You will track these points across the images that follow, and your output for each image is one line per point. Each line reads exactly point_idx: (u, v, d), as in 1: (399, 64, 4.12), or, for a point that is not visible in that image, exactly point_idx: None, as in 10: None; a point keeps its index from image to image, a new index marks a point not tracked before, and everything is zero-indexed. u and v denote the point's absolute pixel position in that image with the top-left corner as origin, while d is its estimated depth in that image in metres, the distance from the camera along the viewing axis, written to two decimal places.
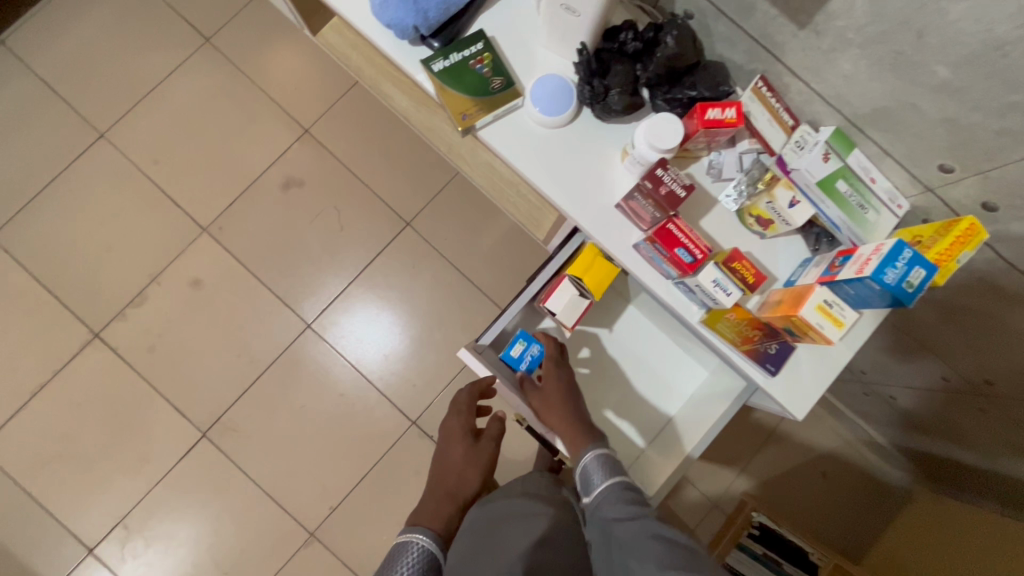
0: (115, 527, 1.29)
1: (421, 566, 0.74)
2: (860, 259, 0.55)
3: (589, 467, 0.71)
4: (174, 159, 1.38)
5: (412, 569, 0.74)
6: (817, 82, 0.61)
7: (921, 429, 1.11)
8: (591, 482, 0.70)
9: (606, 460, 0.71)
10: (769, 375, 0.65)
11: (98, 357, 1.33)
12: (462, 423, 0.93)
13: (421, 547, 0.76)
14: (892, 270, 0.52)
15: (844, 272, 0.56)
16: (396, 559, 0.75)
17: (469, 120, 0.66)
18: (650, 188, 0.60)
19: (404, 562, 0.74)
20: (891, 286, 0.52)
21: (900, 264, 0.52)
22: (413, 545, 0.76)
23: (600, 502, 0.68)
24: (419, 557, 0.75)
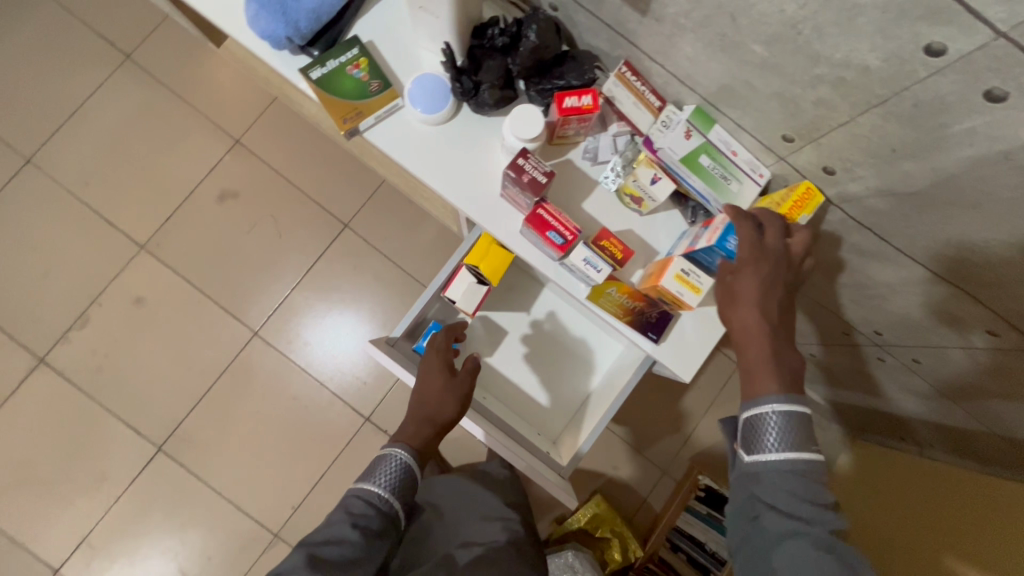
0: (79, 547, 1.31)
1: (398, 480, 0.70)
2: (711, 229, 0.61)
3: (768, 423, 0.51)
4: (104, 180, 1.38)
5: (390, 480, 0.70)
6: (670, 65, 0.64)
7: (840, 382, 1.17)
8: (764, 442, 0.51)
9: (799, 419, 0.51)
10: (654, 342, 0.69)
11: (46, 381, 1.33)
12: (435, 361, 0.78)
13: (400, 461, 0.71)
14: (733, 238, 0.58)
15: (699, 243, 0.62)
16: (375, 467, 0.71)
17: (351, 124, 0.69)
18: (513, 177, 0.61)
19: (381, 475, 0.70)
20: (732, 252, 0.58)
21: (739, 233, 0.58)
22: (393, 458, 0.71)
23: (776, 472, 0.50)
24: (397, 471, 0.71)
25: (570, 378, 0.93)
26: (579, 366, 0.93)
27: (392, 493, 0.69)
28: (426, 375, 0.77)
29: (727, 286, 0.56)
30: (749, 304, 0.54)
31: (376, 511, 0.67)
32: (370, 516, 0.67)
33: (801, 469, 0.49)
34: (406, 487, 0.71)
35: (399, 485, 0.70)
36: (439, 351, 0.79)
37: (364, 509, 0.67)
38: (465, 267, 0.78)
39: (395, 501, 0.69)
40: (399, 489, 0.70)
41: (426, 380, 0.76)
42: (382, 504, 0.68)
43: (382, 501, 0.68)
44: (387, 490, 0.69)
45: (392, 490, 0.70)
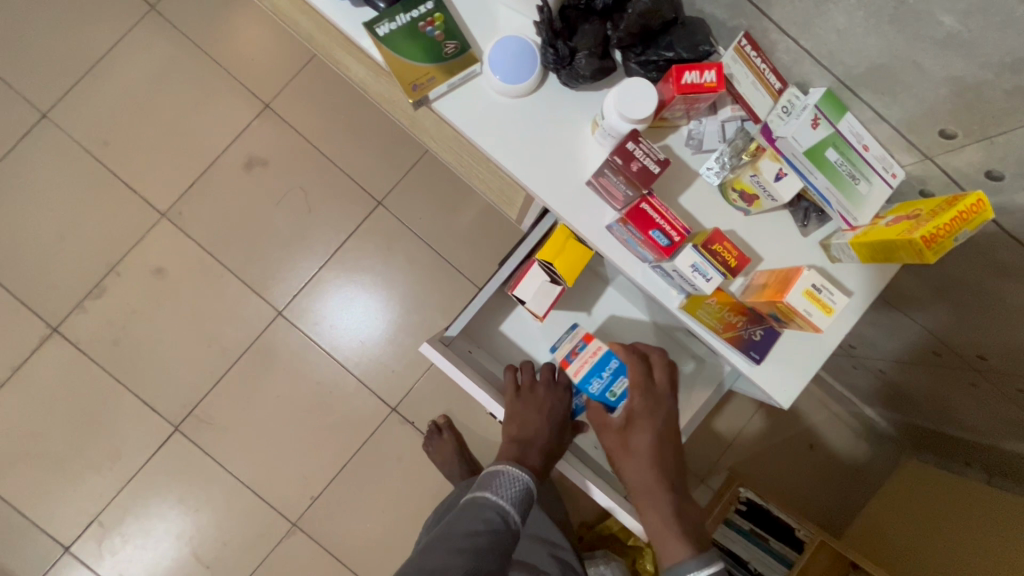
0: (90, 525, 1.26)
1: (518, 495, 0.72)
2: (584, 360, 0.74)
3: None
4: (125, 140, 1.28)
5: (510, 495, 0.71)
6: (806, 38, 0.54)
7: (911, 402, 1.08)
8: None
9: None
10: (754, 363, 0.60)
11: (59, 352, 1.26)
12: (562, 399, 0.76)
13: (521, 480, 0.72)
14: (598, 381, 0.73)
15: (574, 362, 0.75)
16: (494, 481, 0.72)
17: (421, 91, 0.59)
18: (620, 164, 0.53)
19: (501, 488, 0.71)
20: (597, 393, 0.73)
21: (605, 375, 0.72)
22: (514, 476, 0.72)
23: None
24: (515, 487, 0.72)
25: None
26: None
27: (513, 506, 0.70)
28: (550, 408, 0.75)
29: (625, 438, 0.67)
30: (642, 463, 0.66)
31: (499, 520, 0.68)
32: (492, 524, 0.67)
33: None
34: (524, 503, 0.72)
35: (520, 501, 0.71)
36: (560, 387, 0.76)
37: (489, 517, 0.68)
38: (537, 263, 0.71)
39: (517, 514, 0.70)
40: (520, 503, 0.72)
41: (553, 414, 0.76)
42: (505, 516, 0.69)
43: (505, 513, 0.69)
44: (510, 503, 0.70)
45: (512, 502, 0.71)
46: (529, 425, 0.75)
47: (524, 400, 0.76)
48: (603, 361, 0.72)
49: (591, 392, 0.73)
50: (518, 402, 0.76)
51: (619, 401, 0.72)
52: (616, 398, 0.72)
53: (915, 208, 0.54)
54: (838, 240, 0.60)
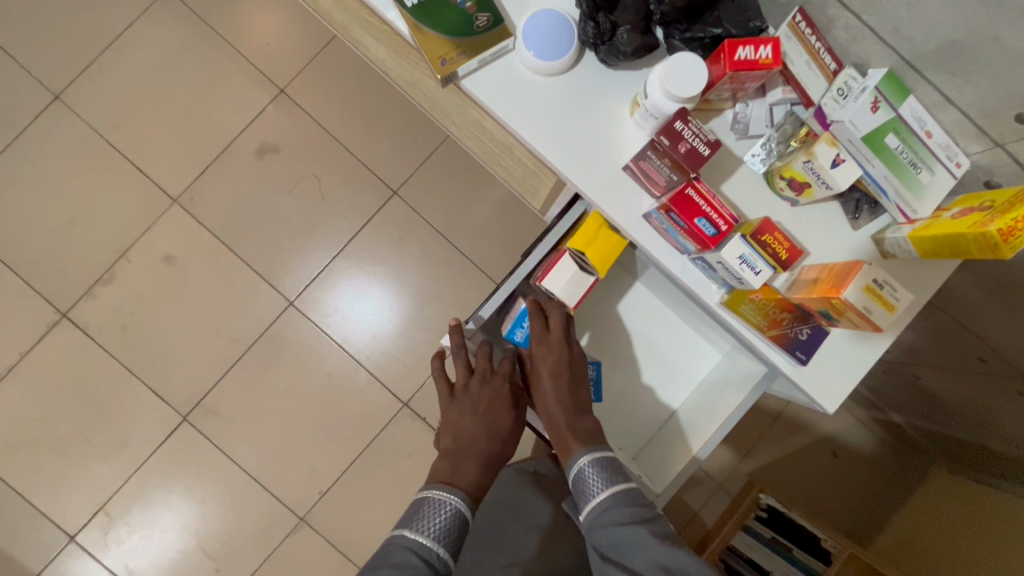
0: (96, 514, 1.24)
1: (449, 531, 0.60)
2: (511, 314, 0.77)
3: (585, 475, 0.60)
4: (138, 123, 1.26)
5: (438, 530, 0.60)
6: (870, 14, 0.51)
7: (945, 410, 1.02)
8: (589, 491, 0.59)
9: (607, 463, 0.61)
10: (799, 363, 0.56)
11: (68, 337, 1.24)
12: (496, 394, 0.72)
13: (452, 506, 0.62)
14: (520, 330, 0.74)
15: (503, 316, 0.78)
16: (420, 513, 0.61)
17: (449, 66, 0.55)
18: (667, 146, 0.50)
19: (429, 523, 0.60)
20: (520, 341, 0.74)
21: (526, 326, 0.74)
22: (443, 503, 0.62)
23: (603, 514, 0.57)
24: (445, 519, 0.61)
25: (651, 398, 0.84)
26: (661, 388, 0.84)
27: (443, 545, 0.59)
28: (484, 408, 0.71)
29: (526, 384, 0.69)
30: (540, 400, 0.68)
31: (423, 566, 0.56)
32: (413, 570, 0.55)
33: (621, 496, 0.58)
34: (457, 543, 0.61)
35: (449, 535, 0.60)
36: (496, 380, 0.73)
37: (411, 562, 0.56)
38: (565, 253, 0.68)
39: (447, 554, 0.59)
40: (449, 538, 0.60)
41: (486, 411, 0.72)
42: (431, 558, 0.58)
43: (433, 555, 0.58)
44: (438, 542, 0.59)
45: (440, 541, 0.59)
46: (463, 426, 0.71)
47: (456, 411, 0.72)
48: (522, 314, 0.74)
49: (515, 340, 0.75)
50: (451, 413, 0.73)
51: None
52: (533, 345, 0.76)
53: (986, 199, 0.50)
54: (894, 234, 0.55)
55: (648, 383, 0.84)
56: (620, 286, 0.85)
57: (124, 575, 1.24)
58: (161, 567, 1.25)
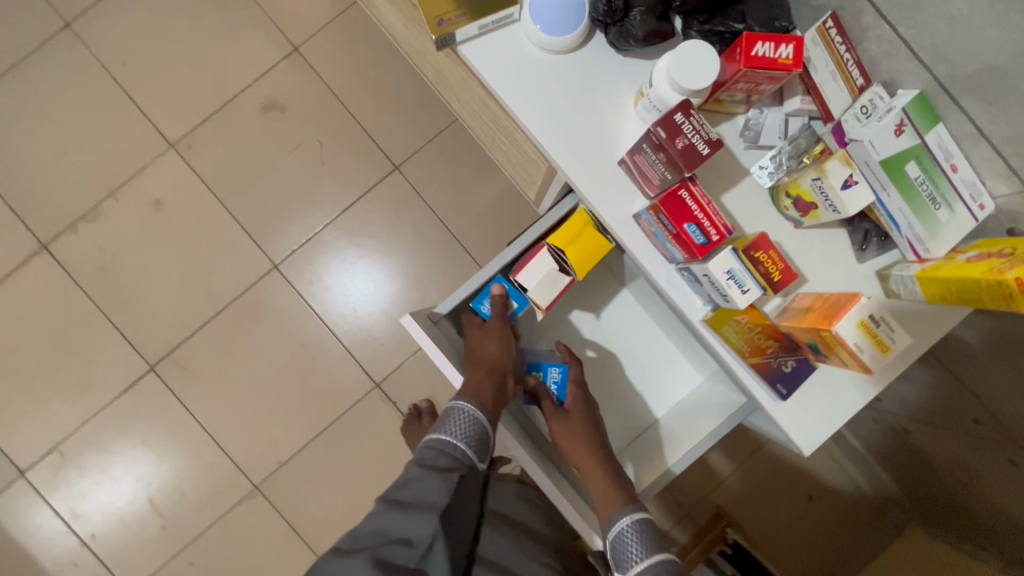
0: (49, 452, 1.21)
1: (472, 432, 0.65)
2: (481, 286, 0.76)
3: (627, 536, 0.60)
4: (145, 62, 1.23)
5: (459, 432, 0.64)
6: (907, 27, 0.46)
7: (931, 470, 0.97)
8: (628, 560, 0.59)
9: (645, 528, 0.60)
10: (779, 398, 0.52)
11: (45, 270, 1.22)
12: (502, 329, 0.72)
13: (467, 412, 0.65)
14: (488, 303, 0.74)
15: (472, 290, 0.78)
16: (444, 419, 0.66)
17: (445, 27, 0.51)
18: (662, 138, 0.45)
19: (452, 425, 0.65)
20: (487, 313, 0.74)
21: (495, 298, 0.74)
22: (460, 410, 0.65)
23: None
24: (466, 423, 0.64)
25: (629, 408, 0.80)
26: (639, 401, 0.80)
27: (466, 443, 0.64)
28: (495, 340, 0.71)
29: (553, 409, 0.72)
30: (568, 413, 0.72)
31: (449, 459, 0.63)
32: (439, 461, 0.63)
33: (664, 565, 0.57)
34: (482, 444, 0.65)
35: (471, 435, 0.64)
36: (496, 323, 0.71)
37: (437, 458, 0.62)
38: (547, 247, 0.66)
39: (469, 449, 0.64)
40: (471, 438, 0.64)
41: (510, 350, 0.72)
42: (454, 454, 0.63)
43: (457, 452, 0.63)
44: (462, 441, 0.64)
45: (464, 439, 0.64)
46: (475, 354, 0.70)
47: (479, 338, 0.71)
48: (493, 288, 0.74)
49: (480, 311, 0.74)
50: (477, 338, 0.71)
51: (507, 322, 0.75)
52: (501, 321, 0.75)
53: (1005, 246, 0.46)
54: (901, 270, 0.51)
55: (628, 393, 0.80)
56: (607, 292, 0.81)
57: (69, 517, 1.22)
58: (108, 517, 1.22)
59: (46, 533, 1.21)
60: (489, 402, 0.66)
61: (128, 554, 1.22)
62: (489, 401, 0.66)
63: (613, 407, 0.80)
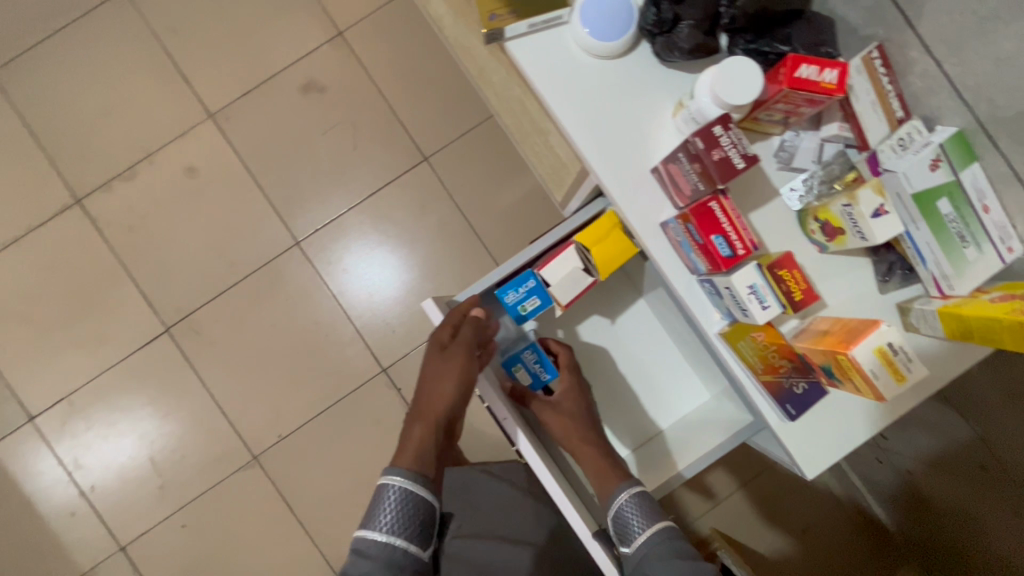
0: (59, 401, 1.24)
1: (407, 520, 0.59)
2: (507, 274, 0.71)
3: (627, 512, 0.61)
4: (194, 33, 1.26)
5: (391, 521, 0.58)
6: (952, 64, 0.47)
7: (931, 514, 0.96)
8: (631, 533, 0.60)
9: (644, 500, 0.61)
10: (787, 419, 0.52)
11: (75, 223, 1.25)
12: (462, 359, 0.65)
13: (399, 491, 0.59)
14: (514, 293, 0.69)
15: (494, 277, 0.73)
16: (375, 507, 0.60)
17: (496, 22, 0.54)
18: (699, 149, 0.46)
19: (382, 518, 0.58)
20: (510, 304, 0.69)
21: (522, 290, 0.68)
22: (391, 492, 0.59)
23: (646, 554, 0.57)
24: (399, 508, 0.59)
25: (633, 416, 0.80)
26: (643, 411, 0.80)
27: (402, 537, 0.58)
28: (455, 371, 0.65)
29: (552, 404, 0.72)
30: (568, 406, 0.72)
31: (384, 564, 0.57)
32: (374, 570, 0.56)
33: (666, 533, 0.58)
34: (421, 524, 0.60)
35: (405, 522, 0.59)
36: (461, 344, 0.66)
37: (371, 567, 0.56)
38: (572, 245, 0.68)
39: (408, 543, 0.58)
40: (407, 526, 0.59)
41: (470, 386, 0.66)
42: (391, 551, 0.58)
43: (393, 551, 0.57)
44: (395, 534, 0.58)
45: (399, 533, 0.58)
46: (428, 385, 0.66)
47: (436, 371, 0.65)
48: (522, 276, 0.68)
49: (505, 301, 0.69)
50: (434, 370, 0.65)
51: (528, 317, 0.70)
52: (525, 314, 0.70)
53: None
54: (922, 305, 0.51)
55: (633, 402, 0.81)
56: (623, 300, 0.82)
57: (71, 467, 1.24)
58: (109, 471, 1.25)
59: (47, 480, 1.24)
60: (429, 468, 0.62)
61: (124, 509, 1.24)
62: (430, 469, 0.62)
63: (616, 415, 0.80)
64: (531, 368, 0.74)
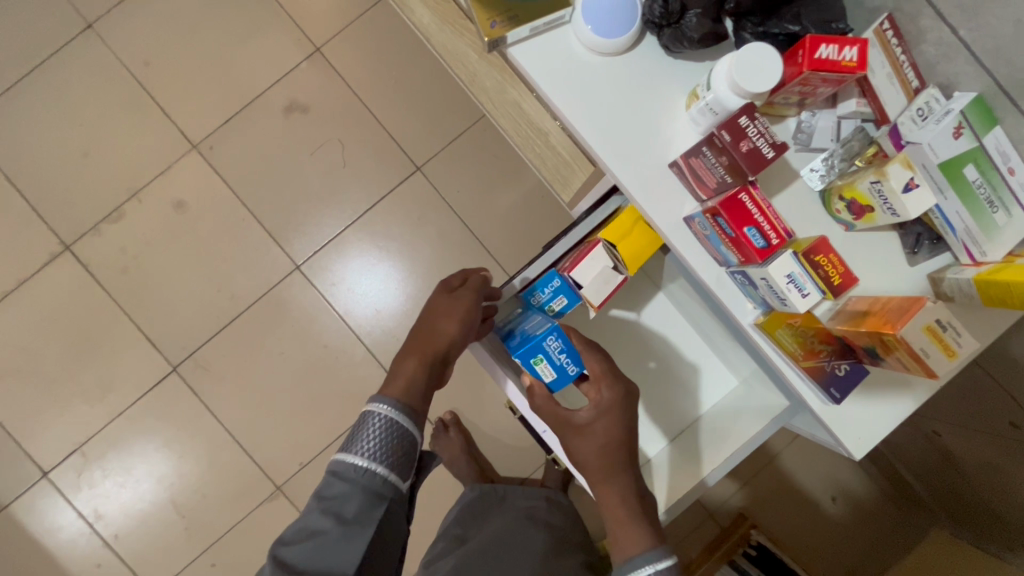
0: (72, 453, 1.22)
1: (389, 446, 0.57)
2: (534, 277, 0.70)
3: None
4: (166, 63, 1.23)
5: (370, 446, 0.57)
6: (969, 29, 0.46)
7: (960, 472, 0.97)
8: None
9: None
10: (832, 402, 0.52)
11: (67, 271, 1.22)
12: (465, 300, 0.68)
13: (383, 418, 0.58)
14: (541, 294, 0.68)
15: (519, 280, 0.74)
16: (357, 432, 0.58)
17: (498, 29, 0.51)
18: (727, 142, 0.45)
19: (363, 444, 0.57)
20: (539, 306, 0.69)
21: (549, 291, 0.67)
22: (374, 418, 0.58)
23: None
24: (381, 433, 0.57)
25: (668, 409, 0.79)
26: (679, 395, 0.80)
27: (382, 464, 0.56)
28: (458, 310, 0.67)
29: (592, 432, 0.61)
30: (607, 445, 0.61)
31: (360, 488, 0.55)
32: (350, 495, 0.55)
33: None
34: (401, 454, 0.58)
35: (387, 449, 0.57)
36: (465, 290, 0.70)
37: (346, 490, 0.55)
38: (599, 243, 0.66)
39: (388, 471, 0.56)
40: (386, 454, 0.57)
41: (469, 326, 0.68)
42: (366, 478, 0.56)
43: (371, 475, 0.56)
44: (374, 459, 0.56)
45: (379, 459, 0.56)
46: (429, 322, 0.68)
47: (437, 309, 0.68)
48: (546, 278, 0.67)
49: (531, 302, 0.69)
50: (436, 308, 0.68)
51: (557, 317, 0.69)
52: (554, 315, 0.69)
53: None
54: (956, 274, 0.50)
55: (665, 398, 0.79)
56: (642, 295, 0.81)
57: (91, 519, 1.22)
58: (131, 517, 1.22)
59: (68, 533, 1.22)
60: (416, 400, 0.61)
61: (150, 555, 1.22)
62: (415, 399, 0.61)
63: (651, 409, 0.79)
64: (556, 360, 0.65)
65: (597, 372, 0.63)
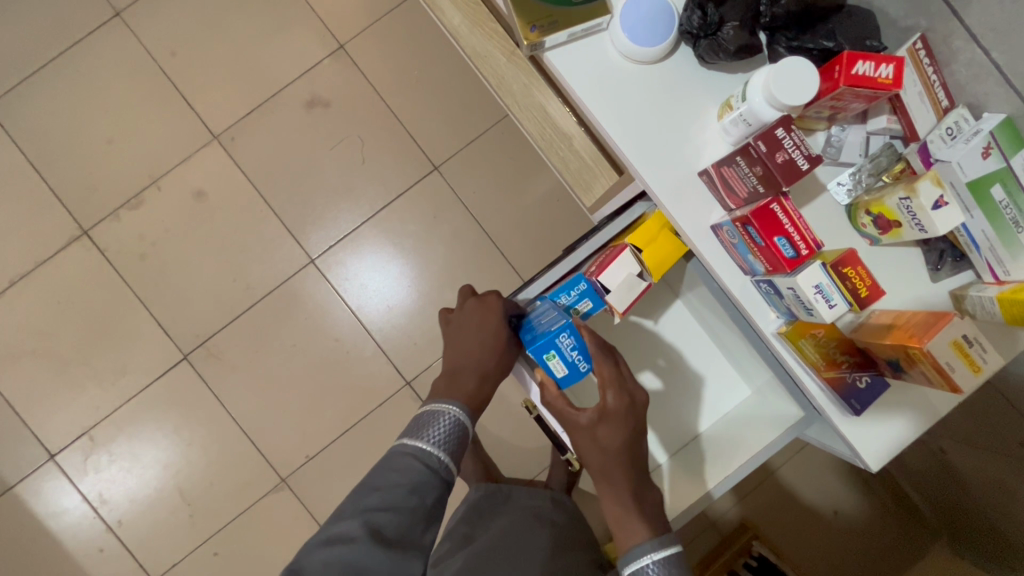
0: (80, 437, 1.22)
1: (454, 442, 0.63)
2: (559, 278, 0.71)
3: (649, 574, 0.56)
4: (191, 53, 1.24)
5: (441, 439, 0.62)
6: (1001, 52, 0.47)
7: (965, 490, 0.97)
8: None
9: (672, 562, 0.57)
10: (853, 414, 0.53)
11: (84, 255, 1.23)
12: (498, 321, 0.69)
13: (453, 417, 0.63)
14: (567, 296, 0.68)
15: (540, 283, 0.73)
16: (425, 425, 0.63)
17: (538, 33, 0.52)
18: (763, 152, 0.46)
19: (432, 432, 0.62)
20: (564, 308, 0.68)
21: (574, 294, 0.67)
22: (446, 415, 0.63)
23: None
24: (450, 428, 0.63)
25: (674, 421, 0.80)
26: (686, 406, 0.81)
27: (451, 456, 0.62)
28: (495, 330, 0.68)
29: (595, 435, 0.62)
30: (609, 450, 0.62)
31: (434, 475, 0.60)
32: (427, 480, 0.59)
33: None
34: (461, 448, 0.64)
35: (455, 444, 0.63)
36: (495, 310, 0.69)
37: (412, 469, 0.59)
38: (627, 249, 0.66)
39: (454, 462, 0.62)
40: (453, 448, 0.62)
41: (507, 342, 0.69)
42: (437, 466, 0.60)
43: (440, 463, 0.61)
44: (444, 451, 0.61)
45: (448, 451, 0.62)
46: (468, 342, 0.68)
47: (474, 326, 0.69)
48: (571, 281, 0.67)
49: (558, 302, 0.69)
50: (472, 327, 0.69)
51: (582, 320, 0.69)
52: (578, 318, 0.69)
53: None
54: (978, 291, 0.50)
55: (673, 407, 0.81)
56: (660, 301, 0.82)
57: (96, 503, 1.22)
58: (135, 503, 1.23)
59: (73, 516, 1.22)
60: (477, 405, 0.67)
61: (153, 541, 1.22)
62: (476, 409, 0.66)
63: (662, 417, 0.81)
64: (568, 357, 0.64)
65: (605, 378, 0.63)
